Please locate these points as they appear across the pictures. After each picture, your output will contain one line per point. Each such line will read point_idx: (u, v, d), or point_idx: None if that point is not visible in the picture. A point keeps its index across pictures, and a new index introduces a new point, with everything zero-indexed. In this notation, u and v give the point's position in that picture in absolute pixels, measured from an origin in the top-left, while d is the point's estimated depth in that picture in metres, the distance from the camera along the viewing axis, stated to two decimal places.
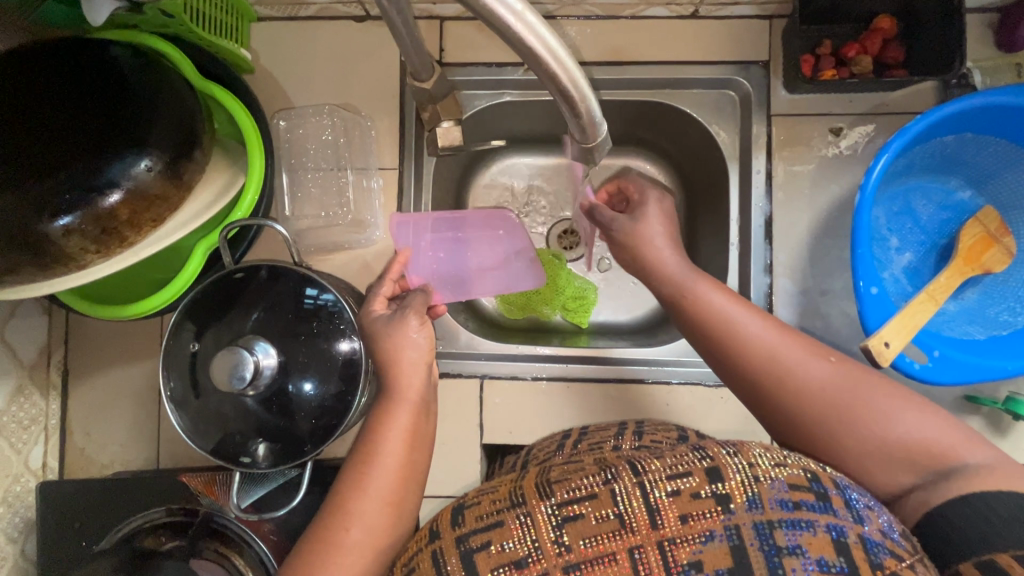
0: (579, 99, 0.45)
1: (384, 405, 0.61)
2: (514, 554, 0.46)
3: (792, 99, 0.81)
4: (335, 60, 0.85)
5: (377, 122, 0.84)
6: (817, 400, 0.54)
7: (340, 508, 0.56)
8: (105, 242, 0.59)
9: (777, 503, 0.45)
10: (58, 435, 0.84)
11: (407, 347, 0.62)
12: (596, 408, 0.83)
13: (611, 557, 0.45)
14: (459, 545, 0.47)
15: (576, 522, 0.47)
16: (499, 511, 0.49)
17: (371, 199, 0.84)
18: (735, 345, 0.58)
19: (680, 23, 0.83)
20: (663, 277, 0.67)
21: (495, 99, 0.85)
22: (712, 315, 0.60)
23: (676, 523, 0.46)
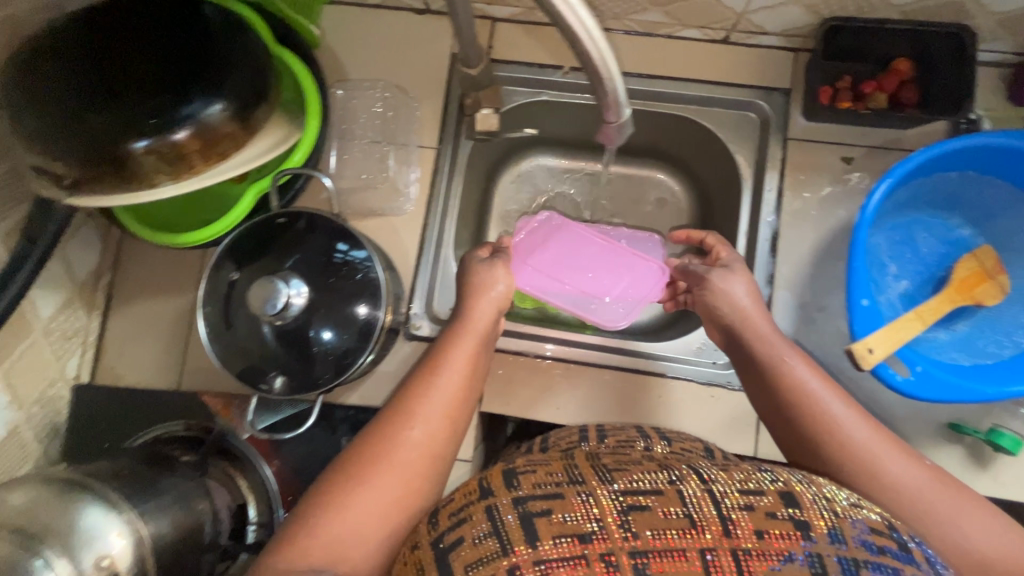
0: (606, 76, 0.51)
1: (455, 331, 0.70)
2: (577, 527, 0.44)
3: (809, 126, 0.87)
4: (393, 45, 0.93)
5: (423, 105, 0.92)
6: (900, 498, 0.57)
7: (392, 419, 0.62)
8: (178, 167, 0.66)
9: (863, 543, 0.43)
10: (93, 351, 0.91)
11: (477, 311, 0.72)
12: (593, 391, 0.87)
13: (680, 554, 0.43)
14: (517, 505, 0.46)
15: (643, 513, 0.45)
16: (558, 484, 0.47)
17: (408, 171, 0.91)
18: (814, 424, 0.62)
19: (712, 46, 0.89)
20: (719, 308, 0.73)
21: (533, 97, 0.93)
22: (800, 389, 0.64)
23: (752, 536, 0.43)
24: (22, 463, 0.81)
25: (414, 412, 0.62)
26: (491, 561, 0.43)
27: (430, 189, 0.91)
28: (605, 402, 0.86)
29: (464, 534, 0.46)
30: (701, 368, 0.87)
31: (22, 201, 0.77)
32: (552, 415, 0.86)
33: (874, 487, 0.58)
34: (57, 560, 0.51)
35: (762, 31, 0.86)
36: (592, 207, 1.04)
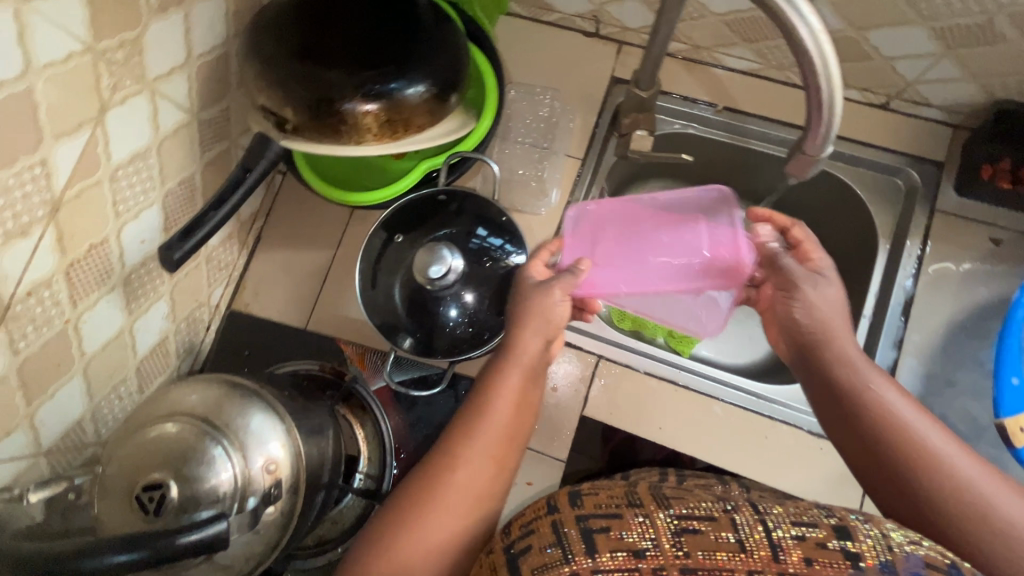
0: (828, 108, 0.54)
1: (501, 362, 0.63)
2: (633, 543, 0.45)
3: (960, 201, 0.87)
4: (557, 59, 1.00)
5: (577, 118, 0.98)
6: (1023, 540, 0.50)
7: (434, 461, 0.58)
8: (385, 130, 0.73)
9: (913, 575, 0.42)
10: (234, 285, 0.99)
11: (524, 341, 0.64)
12: (696, 419, 0.86)
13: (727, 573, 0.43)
14: (579, 521, 0.48)
15: (694, 535, 0.45)
16: (617, 505, 0.49)
17: (551, 176, 0.96)
18: (901, 446, 0.57)
19: (869, 109, 0.91)
20: (801, 325, 0.68)
21: (680, 128, 0.96)
22: (882, 409, 0.60)
23: (801, 564, 0.43)
24: (162, 370, 0.89)
25: (455, 457, 0.58)
26: (553, 566, 0.44)
27: (569, 195, 0.95)
28: (706, 434, 0.86)
29: (532, 543, 0.48)
30: (812, 418, 0.85)
31: (222, 138, 0.86)
32: (652, 433, 0.86)
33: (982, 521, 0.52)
34: (233, 457, 0.56)
35: (925, 102, 0.88)
36: None
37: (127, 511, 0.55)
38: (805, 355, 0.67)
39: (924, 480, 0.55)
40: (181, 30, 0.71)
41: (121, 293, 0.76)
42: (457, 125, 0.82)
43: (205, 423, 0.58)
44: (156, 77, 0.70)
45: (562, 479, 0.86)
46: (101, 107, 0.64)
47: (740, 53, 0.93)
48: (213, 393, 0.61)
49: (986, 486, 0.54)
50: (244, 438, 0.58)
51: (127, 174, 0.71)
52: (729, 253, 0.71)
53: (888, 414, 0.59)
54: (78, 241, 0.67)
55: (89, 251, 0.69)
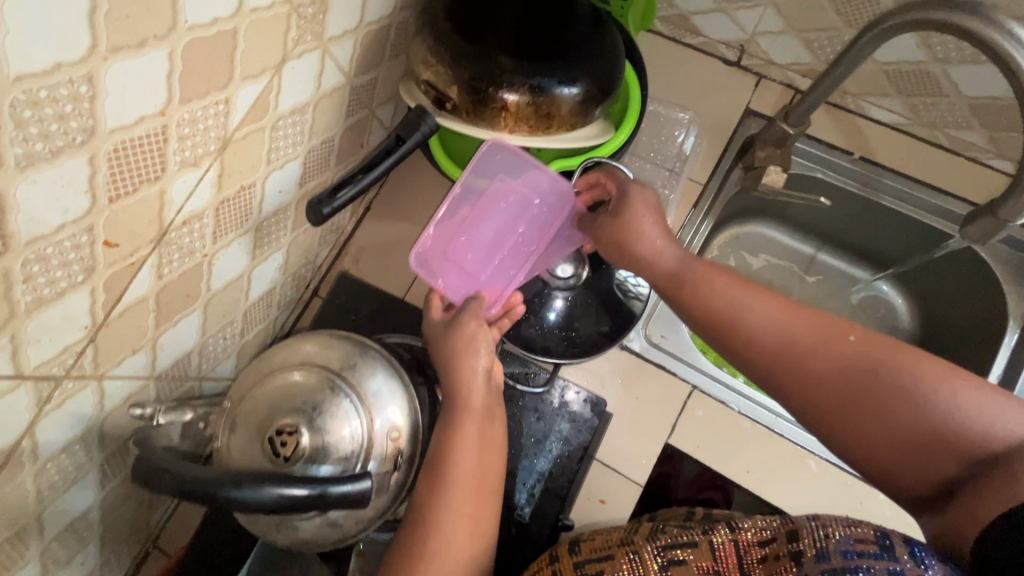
0: None
1: (452, 412, 0.63)
2: None
3: None
4: (693, 82, 0.99)
5: (705, 144, 0.97)
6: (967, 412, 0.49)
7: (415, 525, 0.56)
8: (540, 123, 0.73)
9: (842, 554, 0.41)
10: (337, 250, 1.00)
11: (464, 371, 0.65)
12: (789, 471, 0.83)
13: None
14: (576, 568, 0.51)
15: (680, 567, 0.47)
16: (611, 550, 0.52)
17: (670, 197, 0.95)
18: (839, 376, 0.55)
19: None
20: (660, 271, 0.70)
21: (808, 170, 0.93)
22: (786, 344, 0.58)
23: None
24: (261, 320, 0.90)
25: (429, 521, 0.55)
26: None
27: (684, 219, 0.95)
28: (796, 487, 0.82)
29: None
30: None
31: (363, 107, 0.88)
32: (737, 475, 0.84)
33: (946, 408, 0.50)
34: (360, 415, 0.57)
35: None
36: (814, 293, 1.04)
37: (256, 450, 0.55)
38: (707, 324, 0.63)
39: (875, 387, 0.53)
40: None
41: (251, 237, 0.78)
42: (602, 130, 0.81)
43: (337, 377, 0.58)
44: (331, 37, 0.72)
45: (638, 505, 0.84)
46: (284, 57, 0.66)
47: (889, 105, 0.90)
48: (344, 347, 0.60)
49: (927, 371, 0.52)
50: (372, 397, 0.58)
51: (286, 125, 0.72)
52: (610, 242, 0.75)
53: (791, 347, 0.58)
54: (233, 180, 0.69)
55: (238, 192, 0.71)
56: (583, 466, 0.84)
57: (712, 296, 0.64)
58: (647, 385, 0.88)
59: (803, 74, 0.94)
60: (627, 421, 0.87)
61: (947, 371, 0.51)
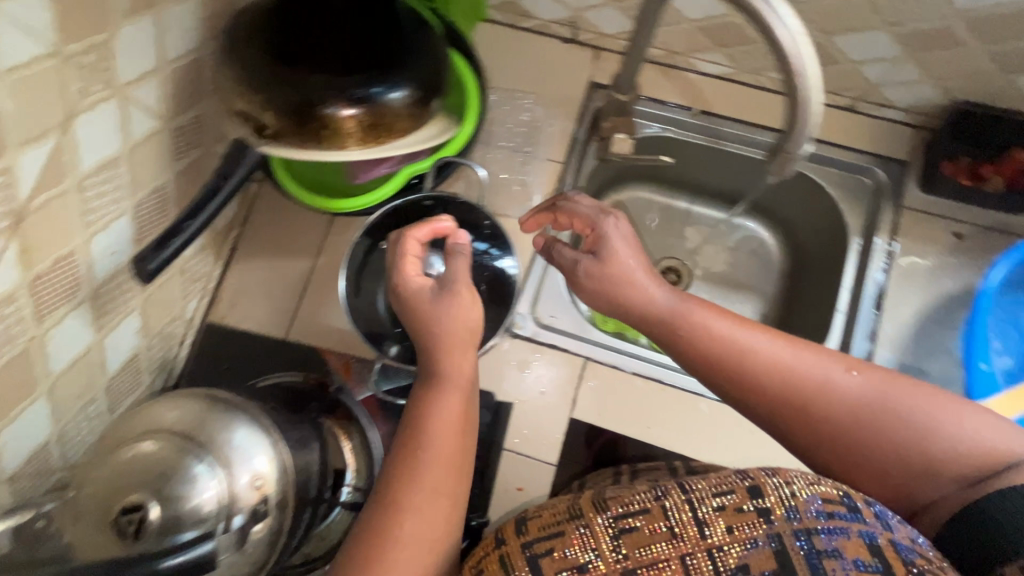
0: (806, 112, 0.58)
1: (433, 391, 0.60)
2: (575, 561, 0.44)
3: (925, 197, 0.91)
4: (536, 64, 1.01)
5: (557, 122, 0.99)
6: (949, 441, 0.54)
7: (371, 539, 0.51)
8: (365, 136, 0.72)
9: (814, 513, 0.44)
10: (208, 298, 0.95)
11: (459, 352, 0.62)
12: (685, 418, 0.87)
13: (660, 564, 0.43)
14: (525, 550, 0.46)
15: (633, 535, 0.45)
16: (559, 522, 0.48)
17: (535, 178, 0.97)
18: (834, 409, 0.58)
19: (837, 111, 0.95)
20: (655, 312, 0.66)
21: (657, 131, 0.98)
22: (798, 381, 0.59)
23: (722, 534, 0.44)
24: (132, 389, 0.85)
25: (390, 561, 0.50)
26: None
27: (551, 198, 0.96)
28: (692, 431, 0.87)
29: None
30: None
31: (195, 145, 0.83)
32: (640, 432, 0.87)
33: (930, 438, 0.55)
34: (219, 475, 0.55)
35: (887, 104, 0.92)
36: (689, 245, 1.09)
37: (104, 539, 0.52)
38: (699, 362, 0.63)
39: (878, 421, 0.57)
40: (153, 33, 0.69)
41: (89, 308, 0.72)
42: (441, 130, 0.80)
43: (188, 442, 0.56)
44: (126, 81, 0.67)
45: (553, 486, 0.86)
46: (69, 112, 0.61)
47: (714, 58, 0.96)
48: (195, 410, 0.58)
49: (924, 404, 0.56)
50: (232, 453, 0.56)
51: (96, 183, 0.67)
52: (595, 290, 0.69)
53: (790, 380, 0.59)
54: (44, 253, 0.63)
55: (55, 264, 0.65)
56: (492, 460, 0.86)
57: (716, 329, 0.63)
58: (542, 367, 0.90)
59: (634, 40, 0.98)
60: (531, 407, 0.88)
61: (937, 400, 0.56)
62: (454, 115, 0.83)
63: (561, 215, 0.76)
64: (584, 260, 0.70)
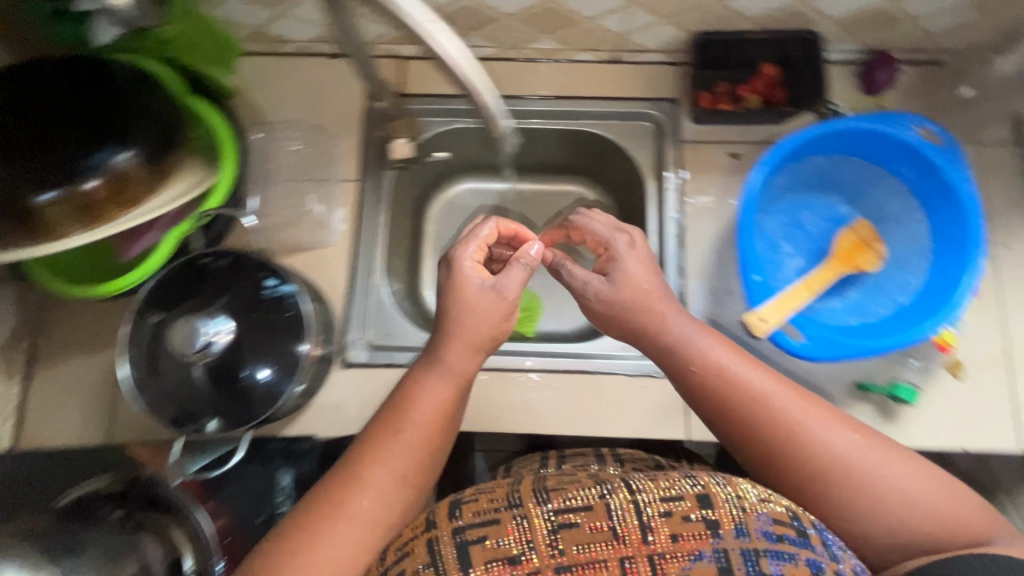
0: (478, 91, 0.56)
1: (425, 373, 0.68)
2: (507, 551, 0.55)
3: (699, 129, 0.95)
4: (307, 89, 0.98)
5: (342, 141, 0.97)
6: (897, 505, 0.60)
7: (325, 507, 0.60)
8: (84, 218, 0.68)
9: (762, 534, 0.55)
10: (14, 418, 0.87)
11: (452, 341, 0.68)
12: (530, 398, 0.89)
13: (602, 562, 0.54)
14: (456, 535, 0.57)
15: (570, 529, 0.56)
16: (497, 510, 0.58)
17: (331, 204, 0.94)
18: (809, 459, 0.62)
19: (603, 66, 0.97)
20: (670, 364, 0.69)
21: (448, 124, 0.99)
22: (789, 428, 0.63)
23: (666, 540, 0.55)
24: None
25: (348, 504, 0.60)
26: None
27: (355, 218, 0.94)
28: (538, 408, 0.88)
29: (406, 566, 0.57)
30: (629, 360, 0.90)
31: None
32: (491, 424, 0.88)
33: (881, 506, 0.60)
34: None
35: (644, 48, 0.95)
36: None
37: None
38: (710, 405, 0.67)
39: (840, 476, 0.61)
40: None
41: None
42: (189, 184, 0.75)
43: None
44: None
45: None
46: None
47: (474, 42, 0.95)
48: None
49: (903, 471, 0.61)
50: None
51: None
52: (605, 313, 0.72)
53: (800, 435, 0.63)
54: None
55: None
56: None
57: (736, 366, 0.67)
58: (383, 389, 0.89)
59: (395, 42, 0.97)
60: None
61: (912, 468, 0.61)
62: (212, 162, 0.80)
63: (573, 230, 0.79)
64: (595, 282, 0.73)
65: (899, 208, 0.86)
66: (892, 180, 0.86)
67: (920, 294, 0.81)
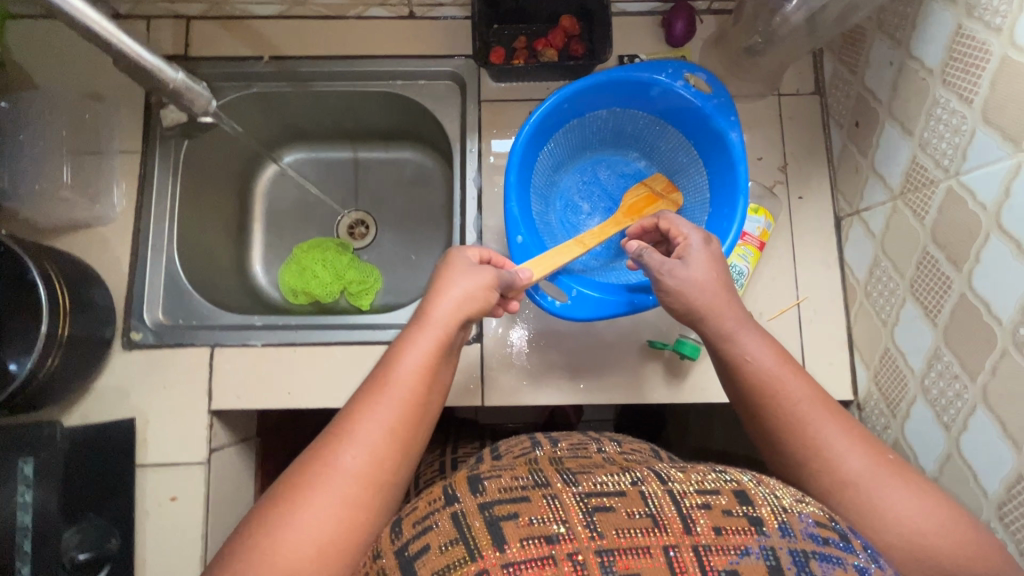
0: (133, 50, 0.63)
1: (378, 371, 0.59)
2: (543, 529, 0.43)
3: (500, 87, 0.91)
4: (79, 55, 0.90)
5: (120, 110, 0.90)
6: (936, 535, 0.52)
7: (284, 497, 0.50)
8: None
9: (809, 534, 0.43)
10: None
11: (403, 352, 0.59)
12: (324, 371, 0.86)
13: (644, 551, 0.42)
14: (482, 510, 0.44)
15: (607, 513, 0.44)
16: (524, 488, 0.46)
17: (111, 177, 0.89)
18: (826, 466, 0.56)
19: (400, 22, 0.93)
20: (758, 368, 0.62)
21: (244, 89, 0.95)
22: (808, 436, 0.58)
23: (711, 532, 0.43)
24: None
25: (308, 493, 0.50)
26: (459, 565, 0.41)
27: (140, 191, 0.89)
28: (333, 382, 0.85)
29: (429, 540, 0.43)
30: None
31: None
32: (284, 401, 0.85)
33: (918, 534, 0.52)
34: None
35: (438, 2, 0.91)
36: None
37: None
38: (749, 405, 0.62)
39: (861, 492, 0.54)
40: None
41: None
42: None
43: None
44: None
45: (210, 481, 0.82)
46: None
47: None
48: None
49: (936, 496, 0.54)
50: None
51: None
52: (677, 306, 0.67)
53: (814, 439, 0.58)
54: None
55: None
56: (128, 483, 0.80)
57: (790, 370, 0.62)
58: (169, 372, 0.84)
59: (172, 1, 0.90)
60: (163, 414, 0.83)
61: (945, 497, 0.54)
62: None
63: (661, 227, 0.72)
64: (671, 264, 0.67)
65: (686, 160, 0.84)
66: (677, 132, 0.83)
67: None
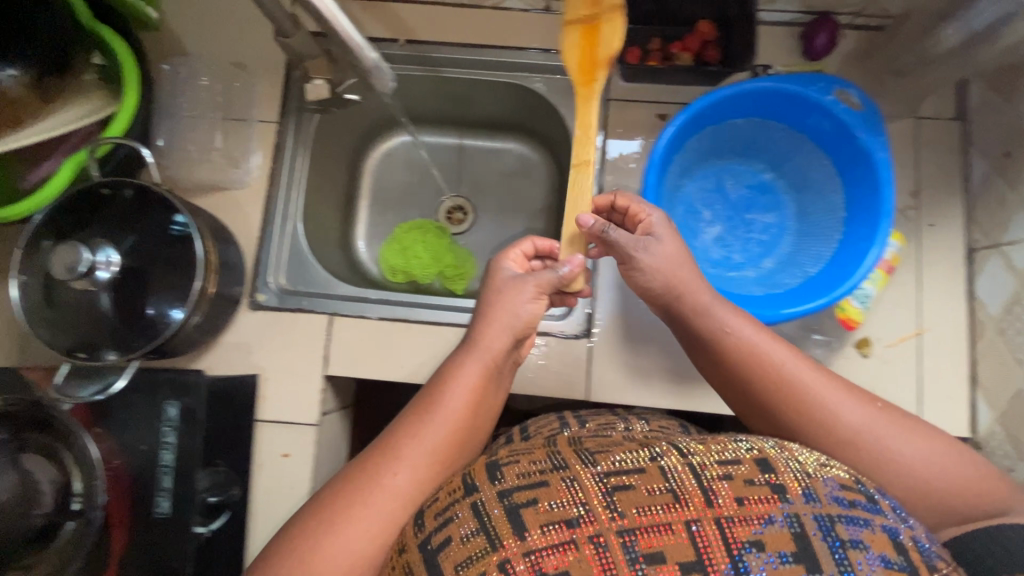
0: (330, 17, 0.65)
1: (427, 390, 0.62)
2: (564, 513, 0.44)
3: (629, 87, 0.91)
4: (230, 26, 0.95)
5: (262, 82, 0.94)
6: (941, 481, 0.57)
7: (330, 509, 0.54)
8: None
9: (834, 499, 0.45)
10: None
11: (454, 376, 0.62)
12: (434, 350, 0.88)
13: (666, 527, 0.43)
14: (502, 499, 0.46)
15: (627, 492, 0.45)
16: (542, 471, 0.48)
17: (248, 144, 0.93)
18: (820, 425, 0.60)
19: (535, 15, 0.94)
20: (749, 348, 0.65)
21: None
22: (799, 401, 0.61)
23: (733, 503, 0.44)
24: None
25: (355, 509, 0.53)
26: (482, 556, 0.43)
27: (273, 160, 0.93)
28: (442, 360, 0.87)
29: (451, 533, 0.46)
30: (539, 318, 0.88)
31: None
32: (393, 373, 0.87)
33: (921, 483, 0.57)
34: None
35: None
36: None
37: None
38: (740, 382, 0.65)
39: (863, 445, 0.58)
40: None
41: None
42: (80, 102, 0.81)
43: None
44: None
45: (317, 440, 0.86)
46: None
47: None
48: None
49: (932, 444, 0.59)
50: None
51: None
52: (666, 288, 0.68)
53: (806, 405, 0.61)
54: None
55: None
56: (244, 433, 0.85)
57: (781, 342, 0.65)
58: (289, 333, 0.88)
59: None
60: (280, 372, 0.87)
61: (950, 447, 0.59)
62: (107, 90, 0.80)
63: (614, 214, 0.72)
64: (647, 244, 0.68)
65: (820, 176, 0.84)
66: (815, 147, 0.83)
67: (831, 263, 0.78)
